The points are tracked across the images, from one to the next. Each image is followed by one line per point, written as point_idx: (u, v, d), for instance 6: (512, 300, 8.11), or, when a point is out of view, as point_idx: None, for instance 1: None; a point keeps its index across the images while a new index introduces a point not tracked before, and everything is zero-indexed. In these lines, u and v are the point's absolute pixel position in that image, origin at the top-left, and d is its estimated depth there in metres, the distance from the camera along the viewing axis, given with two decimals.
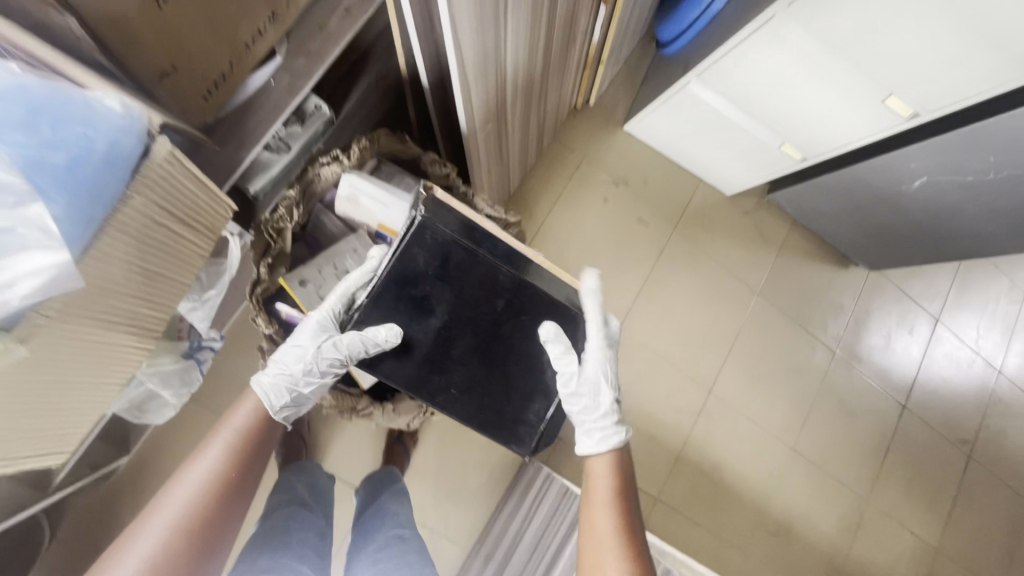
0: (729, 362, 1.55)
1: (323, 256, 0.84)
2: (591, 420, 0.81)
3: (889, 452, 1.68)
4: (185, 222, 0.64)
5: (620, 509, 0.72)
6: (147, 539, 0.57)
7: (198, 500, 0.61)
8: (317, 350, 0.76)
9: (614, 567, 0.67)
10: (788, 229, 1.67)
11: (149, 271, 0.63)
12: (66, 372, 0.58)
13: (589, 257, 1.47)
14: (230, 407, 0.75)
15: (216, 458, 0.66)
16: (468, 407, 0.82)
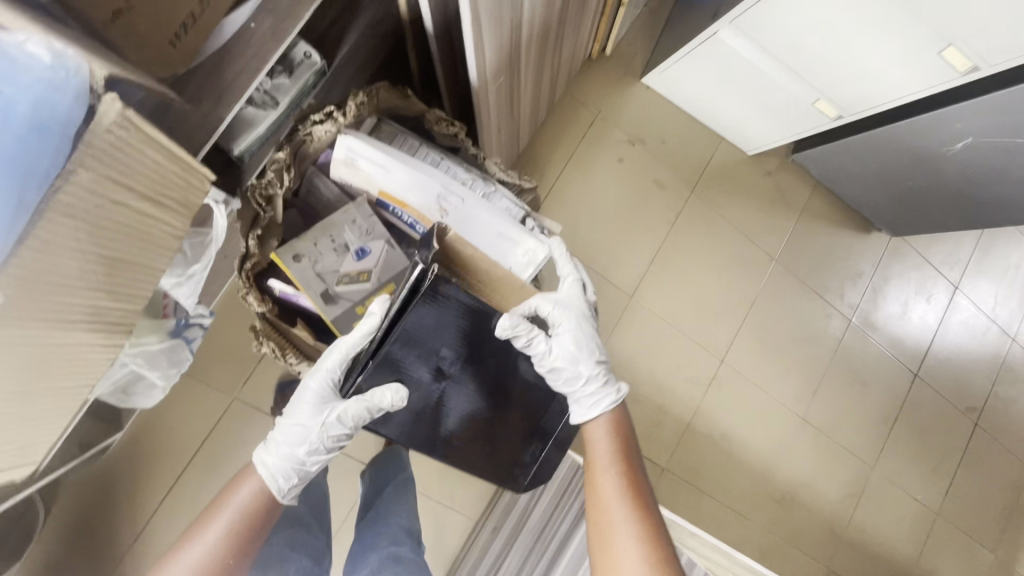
0: (743, 331, 1.49)
1: (317, 227, 0.75)
2: (580, 390, 0.78)
3: (897, 420, 1.66)
4: (153, 200, 0.51)
5: (622, 470, 0.75)
6: None
7: None
8: (323, 428, 0.69)
9: (624, 527, 0.71)
10: (809, 194, 1.58)
11: (111, 256, 0.49)
12: (29, 381, 0.47)
13: (600, 222, 1.38)
14: (228, 485, 0.66)
15: (212, 549, 0.60)
16: (466, 456, 0.76)
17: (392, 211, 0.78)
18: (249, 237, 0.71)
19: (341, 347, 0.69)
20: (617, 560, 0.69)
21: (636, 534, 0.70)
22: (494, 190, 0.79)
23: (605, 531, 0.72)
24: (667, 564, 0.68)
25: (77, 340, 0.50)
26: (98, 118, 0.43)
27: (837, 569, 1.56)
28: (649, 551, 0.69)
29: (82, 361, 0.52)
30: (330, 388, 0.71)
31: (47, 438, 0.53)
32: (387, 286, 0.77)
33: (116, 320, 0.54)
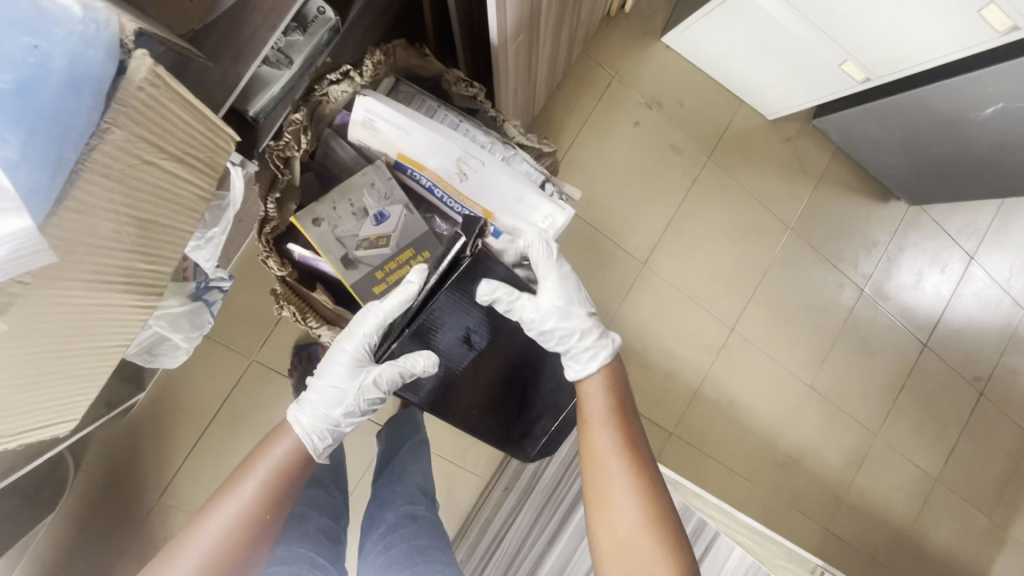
0: (755, 300, 1.49)
1: (337, 191, 0.75)
2: (573, 345, 0.74)
3: (903, 389, 1.68)
4: (179, 159, 0.50)
5: (618, 423, 0.71)
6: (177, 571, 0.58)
7: (227, 538, 0.60)
8: (359, 391, 0.70)
9: (622, 485, 0.67)
10: (828, 161, 1.55)
11: (143, 219, 0.49)
12: (66, 342, 0.48)
13: (615, 188, 1.36)
14: (261, 443, 0.67)
15: (246, 503, 0.61)
16: (485, 422, 0.79)
17: (410, 173, 0.77)
18: (268, 200, 0.71)
19: (379, 313, 0.69)
20: (613, 512, 0.66)
21: (632, 487, 0.67)
22: (514, 154, 0.77)
23: (600, 485, 0.68)
24: (663, 514, 0.66)
25: (111, 301, 0.50)
26: (130, 74, 0.42)
27: (836, 530, 1.61)
28: (645, 502, 0.66)
29: (118, 324, 0.52)
30: (364, 353, 0.72)
31: (86, 395, 0.54)
32: (406, 251, 0.76)
33: (149, 284, 0.54)
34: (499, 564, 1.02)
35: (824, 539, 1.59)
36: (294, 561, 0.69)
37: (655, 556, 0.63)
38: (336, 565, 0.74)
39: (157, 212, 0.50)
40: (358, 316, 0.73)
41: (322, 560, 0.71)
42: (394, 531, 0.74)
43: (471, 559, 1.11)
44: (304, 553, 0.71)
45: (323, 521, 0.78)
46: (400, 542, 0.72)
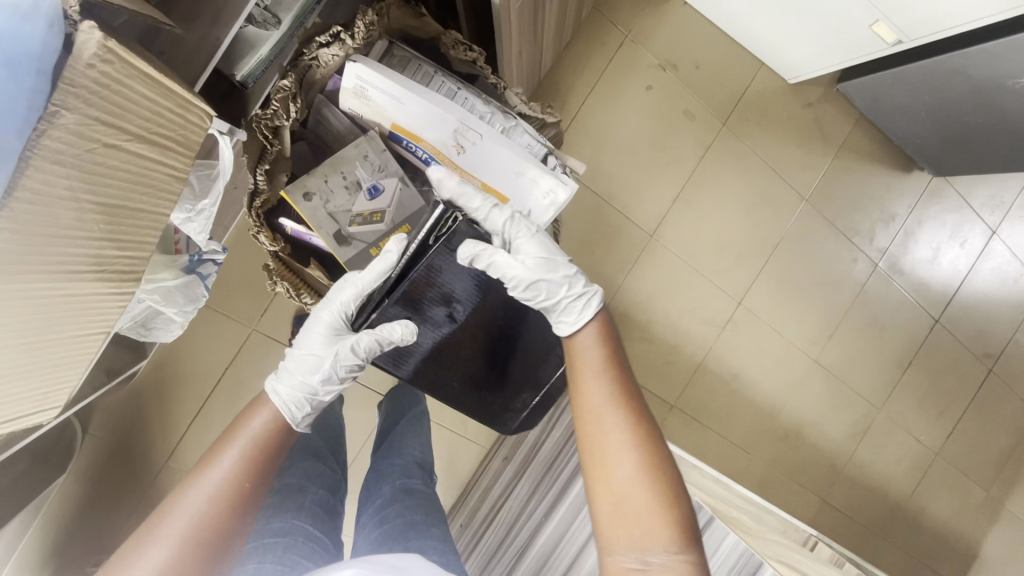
0: (764, 273, 1.46)
1: (327, 163, 0.71)
2: (566, 296, 0.69)
3: (910, 365, 1.66)
4: (141, 137, 0.47)
5: (613, 375, 0.66)
6: (157, 549, 0.56)
7: (209, 513, 0.58)
8: (335, 357, 0.70)
9: (619, 438, 0.62)
10: (851, 129, 1.47)
11: (107, 204, 0.47)
12: (41, 330, 0.48)
13: (625, 155, 1.31)
14: (240, 415, 0.67)
15: (228, 475, 0.60)
16: (468, 397, 0.80)
17: (405, 145, 0.73)
18: (257, 172, 0.68)
19: (356, 283, 0.68)
20: (609, 466, 0.62)
21: (629, 438, 0.62)
22: (514, 124, 0.73)
23: (595, 438, 0.63)
24: (661, 465, 0.62)
25: (87, 289, 0.50)
26: (78, 49, 0.39)
27: (833, 502, 1.63)
28: (643, 454, 0.62)
29: (93, 309, 0.52)
30: (342, 322, 0.72)
31: (72, 381, 0.56)
32: (401, 228, 0.74)
33: (121, 269, 0.52)
34: (495, 536, 1.02)
35: (819, 510, 1.61)
36: (290, 534, 0.69)
37: (654, 509, 0.59)
38: (332, 538, 0.75)
39: (120, 200, 0.48)
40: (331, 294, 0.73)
41: (317, 533, 0.72)
42: (388, 505, 0.74)
43: (469, 528, 1.12)
44: (301, 526, 0.72)
45: (320, 494, 0.79)
46: (394, 517, 0.72)
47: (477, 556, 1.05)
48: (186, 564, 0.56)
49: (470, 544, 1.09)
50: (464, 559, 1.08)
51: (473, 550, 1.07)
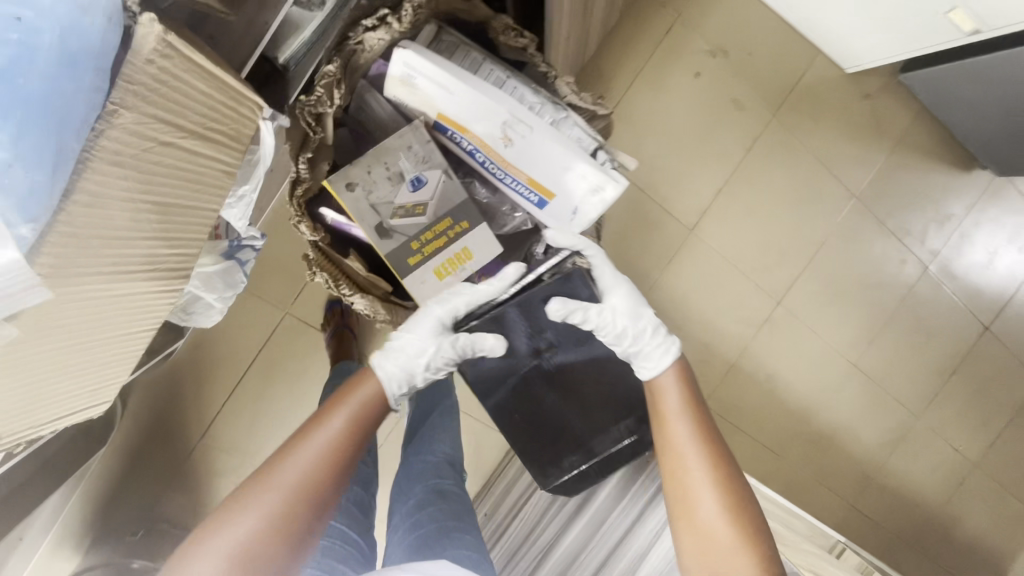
0: (806, 273, 1.40)
1: (371, 153, 0.70)
2: (648, 338, 0.74)
3: (955, 372, 1.59)
4: (192, 132, 0.46)
5: (693, 416, 0.70)
6: (276, 488, 0.57)
7: (324, 461, 0.60)
8: (442, 346, 0.70)
9: (701, 476, 0.66)
10: (909, 124, 1.40)
11: (161, 202, 0.47)
12: (94, 329, 0.48)
13: (668, 145, 1.26)
14: (346, 383, 0.68)
15: (342, 430, 0.63)
16: (522, 434, 0.80)
17: (449, 135, 0.70)
18: (300, 160, 0.67)
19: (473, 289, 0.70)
20: (693, 505, 0.65)
21: (710, 477, 0.66)
22: (565, 116, 0.69)
23: (680, 478, 0.67)
24: (741, 507, 0.64)
25: (141, 290, 0.50)
26: (137, 44, 0.39)
27: (862, 508, 1.58)
28: (724, 493, 0.65)
29: (149, 310, 0.53)
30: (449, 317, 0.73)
31: (119, 377, 0.56)
32: (443, 221, 0.72)
33: (175, 267, 0.52)
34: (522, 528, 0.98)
35: (847, 514, 1.57)
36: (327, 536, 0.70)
37: (739, 548, 0.62)
38: (367, 539, 0.75)
39: (181, 196, 0.49)
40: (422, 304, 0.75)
41: (352, 534, 0.73)
42: (421, 509, 0.74)
43: (494, 517, 1.07)
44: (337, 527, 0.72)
45: (356, 491, 0.80)
46: (428, 521, 0.72)
47: (502, 546, 0.99)
48: (301, 507, 0.57)
49: (495, 533, 1.03)
50: (488, 546, 1.02)
51: (498, 539, 1.02)
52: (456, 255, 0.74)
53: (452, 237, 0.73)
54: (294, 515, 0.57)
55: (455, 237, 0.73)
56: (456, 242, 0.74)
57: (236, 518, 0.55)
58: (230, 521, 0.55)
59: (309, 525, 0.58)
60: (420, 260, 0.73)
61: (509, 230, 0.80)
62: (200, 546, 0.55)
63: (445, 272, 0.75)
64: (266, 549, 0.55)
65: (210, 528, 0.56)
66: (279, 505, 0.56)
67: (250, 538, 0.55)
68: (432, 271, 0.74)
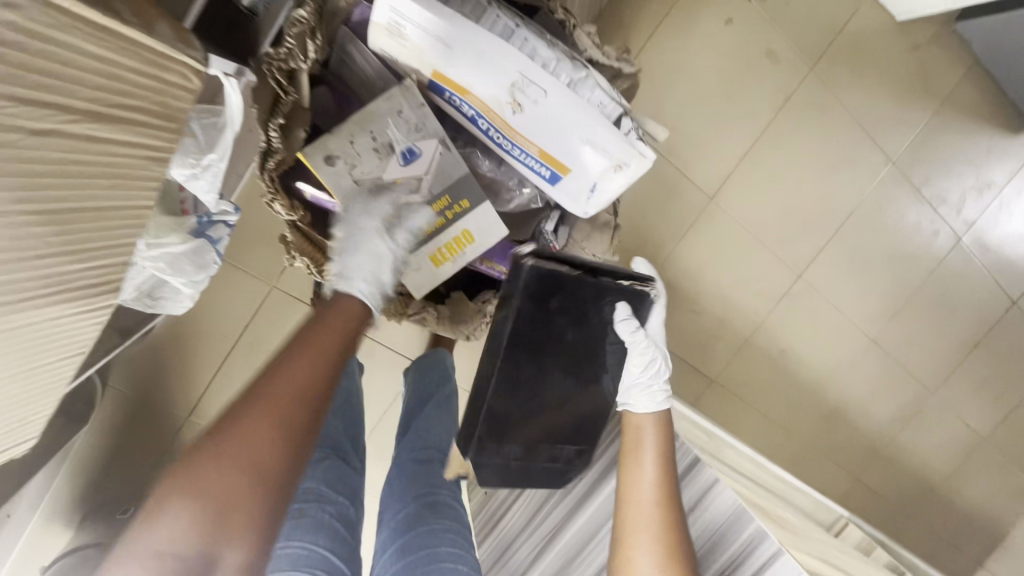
0: (832, 243, 1.30)
1: (353, 120, 0.63)
2: (652, 382, 0.75)
3: (976, 347, 1.53)
4: (92, 113, 0.34)
5: (659, 466, 0.70)
6: (230, 442, 0.49)
7: (286, 410, 0.52)
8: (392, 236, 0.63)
9: (647, 527, 0.66)
10: (958, 81, 1.30)
11: (50, 211, 0.34)
12: None
13: (694, 101, 1.13)
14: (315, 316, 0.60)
15: (310, 372, 0.55)
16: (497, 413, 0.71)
17: (448, 97, 0.62)
18: (270, 126, 0.56)
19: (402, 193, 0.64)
20: (633, 548, 0.66)
21: (654, 530, 0.66)
22: (585, 76, 0.57)
23: (629, 518, 0.67)
24: (681, 558, 0.64)
25: (38, 316, 0.39)
26: None
27: (868, 482, 1.53)
28: (665, 550, 0.64)
29: (57, 345, 0.43)
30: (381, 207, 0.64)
31: (41, 415, 0.49)
32: (440, 199, 0.66)
33: (85, 288, 0.41)
34: (514, 521, 0.96)
35: (852, 488, 1.52)
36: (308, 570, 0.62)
37: None
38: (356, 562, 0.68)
39: (82, 208, 0.36)
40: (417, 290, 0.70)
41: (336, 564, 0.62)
42: (411, 528, 0.68)
43: (487, 505, 1.05)
44: (316, 553, 0.61)
45: (341, 505, 0.67)
46: (416, 547, 0.66)
47: (493, 539, 1.00)
48: (259, 462, 0.50)
49: (488, 524, 1.03)
50: (479, 539, 1.04)
51: (490, 530, 1.02)
52: (456, 239, 0.68)
53: (450, 218, 0.67)
54: (250, 472, 0.49)
55: (453, 218, 0.67)
56: (454, 225, 0.67)
57: (223, 453, 0.49)
58: (216, 458, 0.48)
59: (269, 483, 0.50)
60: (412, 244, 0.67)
61: (515, 209, 0.74)
62: (178, 487, 0.47)
63: (442, 258, 0.69)
64: (249, 487, 0.49)
65: (187, 467, 0.48)
66: (233, 462, 0.49)
67: (245, 469, 0.49)
68: (426, 256, 0.68)
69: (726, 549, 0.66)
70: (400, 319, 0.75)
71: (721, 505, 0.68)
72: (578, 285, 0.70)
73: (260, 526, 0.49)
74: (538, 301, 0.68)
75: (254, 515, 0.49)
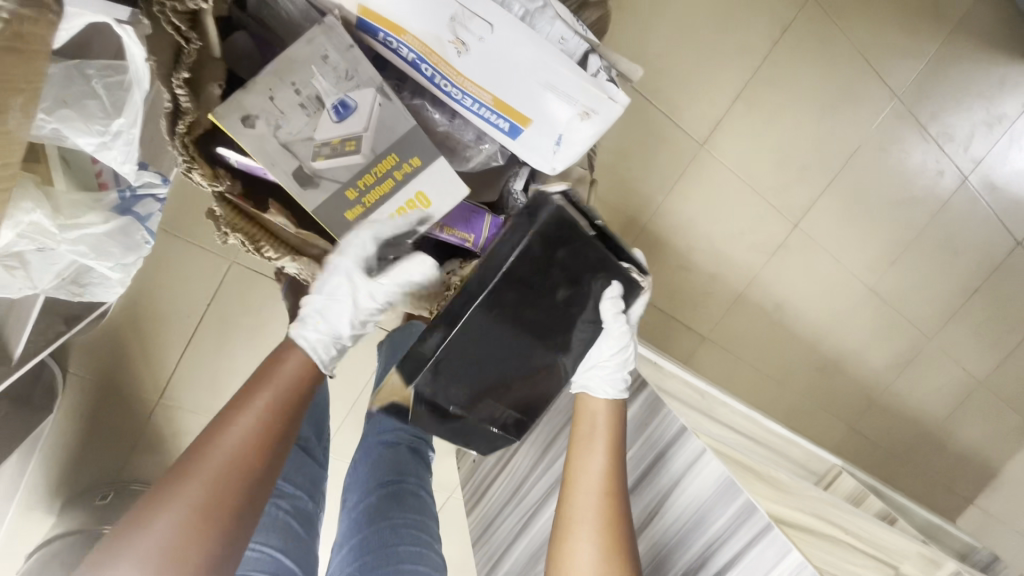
0: (831, 188, 1.23)
1: (269, 71, 0.56)
2: (607, 363, 0.69)
3: (977, 292, 1.49)
4: None
5: (610, 458, 0.67)
6: (164, 518, 0.45)
7: (225, 475, 0.48)
8: (269, 160, 0.56)
9: (590, 525, 0.63)
10: (971, 4, 1.21)
11: None
12: None
13: (684, 37, 1.02)
14: (259, 367, 0.55)
15: (251, 431, 0.50)
16: (463, 377, 0.63)
17: (382, 38, 0.53)
18: (174, 83, 0.50)
19: (273, 119, 0.56)
20: (572, 545, 0.63)
21: (597, 531, 0.63)
22: (542, 6, 0.48)
23: (572, 509, 0.65)
24: (622, 554, 0.62)
25: None
26: None
27: (862, 430, 1.52)
28: (608, 554, 0.62)
29: None
30: (251, 133, 0.55)
31: None
32: (385, 159, 0.59)
33: None
34: (502, 491, 0.94)
35: (846, 437, 1.50)
36: None
37: None
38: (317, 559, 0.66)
39: None
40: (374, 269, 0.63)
41: (289, 564, 0.60)
42: (372, 523, 0.65)
43: (475, 474, 1.05)
44: (268, 555, 0.58)
45: (298, 499, 0.66)
46: (375, 545, 0.63)
47: (482, 509, 0.99)
48: (192, 534, 0.46)
49: (475, 494, 1.03)
50: (467, 507, 1.04)
51: (479, 499, 1.00)
52: (410, 202, 0.61)
53: (399, 179, 0.60)
54: (180, 549, 0.45)
55: (404, 179, 0.60)
56: (404, 187, 0.60)
57: (156, 526, 0.45)
58: (148, 529, 0.45)
59: (200, 558, 0.46)
60: (361, 213, 0.60)
61: (476, 168, 0.67)
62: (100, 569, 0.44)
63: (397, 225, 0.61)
64: (174, 565, 0.45)
65: (110, 547, 0.45)
66: (164, 536, 0.45)
67: (183, 539, 0.45)
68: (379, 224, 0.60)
69: (711, 527, 0.63)
70: None
71: (707, 479, 0.64)
72: (590, 248, 0.60)
73: None
74: (545, 247, 0.58)
75: None
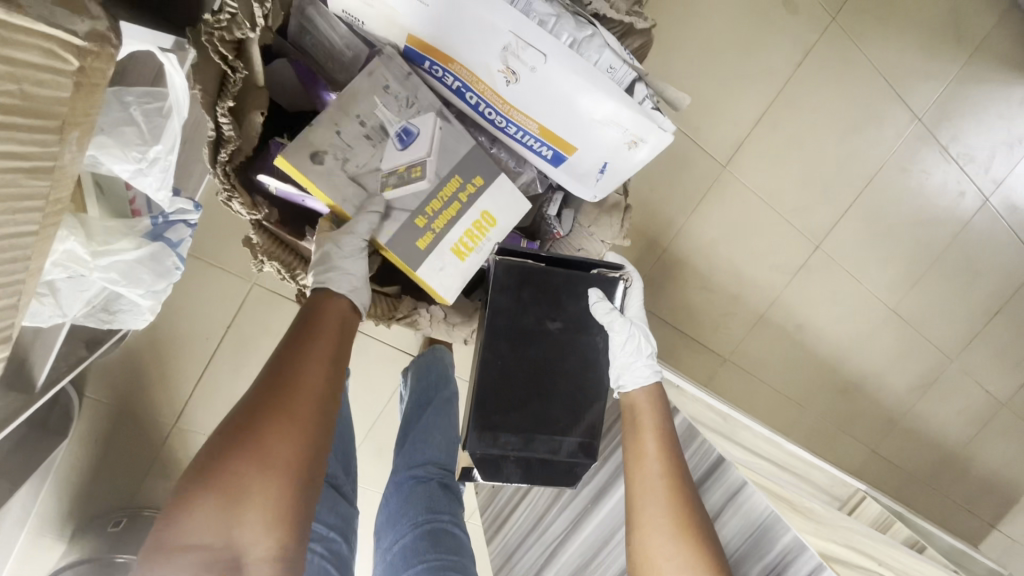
0: (853, 209, 1.22)
1: (334, 107, 0.58)
2: (626, 356, 0.68)
3: (998, 313, 1.47)
4: None
5: (667, 438, 0.66)
6: (242, 443, 0.45)
7: (294, 405, 0.48)
8: (340, 191, 0.58)
9: (665, 502, 0.61)
10: (991, 27, 1.22)
11: None
12: None
13: (708, 59, 1.02)
14: (306, 311, 0.56)
15: (312, 365, 0.51)
16: (519, 417, 0.66)
17: (429, 66, 0.54)
18: (218, 111, 0.50)
19: (341, 152, 0.58)
20: (648, 531, 0.61)
21: (671, 510, 0.61)
22: (591, 34, 0.48)
23: (637, 489, 0.63)
24: (696, 529, 0.60)
25: None
26: None
27: (884, 453, 1.48)
28: (685, 534, 0.59)
29: None
30: (321, 168, 0.57)
31: None
32: (450, 181, 0.60)
33: None
34: (522, 519, 0.89)
35: (869, 459, 1.47)
36: None
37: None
38: None
39: None
40: (448, 293, 0.62)
41: None
42: (410, 565, 0.64)
43: (491, 501, 0.99)
44: None
45: (332, 540, 0.64)
46: None
47: (502, 538, 0.94)
48: (271, 459, 0.46)
49: (492, 521, 0.97)
50: (487, 539, 0.98)
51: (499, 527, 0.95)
52: (476, 223, 0.62)
53: (465, 201, 0.61)
54: (260, 474, 0.45)
55: (468, 200, 0.62)
56: (472, 206, 0.62)
57: (234, 456, 0.45)
58: (225, 458, 0.45)
59: (282, 482, 0.46)
60: (431, 240, 0.61)
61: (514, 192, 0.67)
62: (192, 495, 0.44)
63: (466, 249, 0.62)
64: (256, 487, 0.45)
65: (199, 477, 0.45)
66: (243, 461, 0.45)
67: (262, 466, 0.45)
68: (448, 250, 0.61)
69: (759, 562, 0.61)
70: (389, 322, 0.70)
71: (751, 515, 0.62)
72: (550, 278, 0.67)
73: (284, 517, 0.46)
74: (519, 283, 0.65)
75: (276, 504, 0.46)
